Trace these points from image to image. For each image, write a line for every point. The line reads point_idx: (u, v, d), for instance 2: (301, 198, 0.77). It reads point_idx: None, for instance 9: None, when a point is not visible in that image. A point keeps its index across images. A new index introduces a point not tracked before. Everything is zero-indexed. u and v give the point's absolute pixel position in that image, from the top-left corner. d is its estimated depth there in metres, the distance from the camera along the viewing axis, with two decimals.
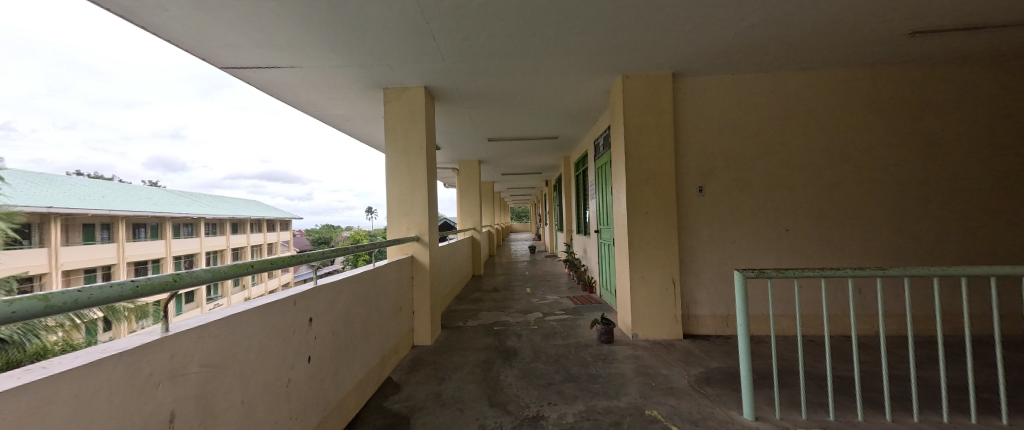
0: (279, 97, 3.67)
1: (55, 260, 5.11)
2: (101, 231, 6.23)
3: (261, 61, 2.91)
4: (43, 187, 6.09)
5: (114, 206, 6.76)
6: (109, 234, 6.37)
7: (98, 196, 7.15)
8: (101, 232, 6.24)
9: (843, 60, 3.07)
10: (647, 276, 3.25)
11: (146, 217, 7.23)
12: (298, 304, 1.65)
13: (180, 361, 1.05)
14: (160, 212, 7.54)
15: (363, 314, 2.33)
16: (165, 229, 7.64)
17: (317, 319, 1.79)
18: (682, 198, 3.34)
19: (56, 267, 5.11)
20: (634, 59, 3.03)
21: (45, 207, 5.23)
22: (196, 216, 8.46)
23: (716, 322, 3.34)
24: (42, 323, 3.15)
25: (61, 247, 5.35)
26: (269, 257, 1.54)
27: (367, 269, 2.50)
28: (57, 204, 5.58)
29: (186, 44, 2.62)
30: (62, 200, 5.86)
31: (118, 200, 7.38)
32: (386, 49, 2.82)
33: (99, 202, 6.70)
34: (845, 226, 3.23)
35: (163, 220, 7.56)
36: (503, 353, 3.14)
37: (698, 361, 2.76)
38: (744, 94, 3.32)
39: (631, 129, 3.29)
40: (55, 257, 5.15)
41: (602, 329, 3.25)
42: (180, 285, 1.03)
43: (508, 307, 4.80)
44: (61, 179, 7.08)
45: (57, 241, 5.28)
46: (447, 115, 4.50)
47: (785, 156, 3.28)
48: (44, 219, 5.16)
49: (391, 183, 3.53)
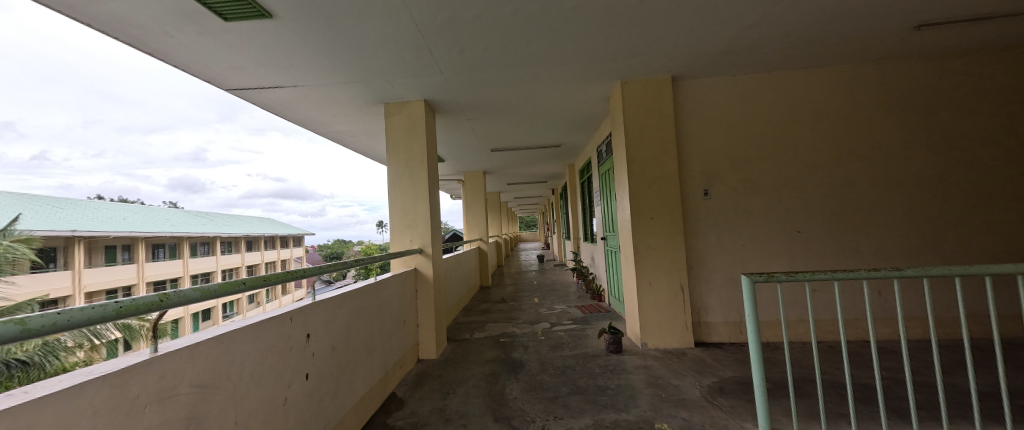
0: (284, 116, 3.75)
1: (78, 282, 5.48)
2: (122, 253, 6.48)
3: (264, 82, 2.98)
4: (66, 212, 6.35)
5: (134, 228, 7.01)
6: (129, 255, 6.65)
7: (119, 218, 7.41)
8: (121, 253, 6.48)
9: (847, 57, 3.01)
10: (655, 283, 3.17)
11: (165, 238, 7.47)
12: (295, 320, 1.64)
13: (168, 382, 1.05)
14: (179, 232, 7.73)
15: (363, 329, 2.30)
16: (183, 248, 7.86)
17: (315, 335, 1.78)
18: (688, 202, 3.27)
19: (78, 289, 5.47)
20: (633, 64, 3.03)
21: (69, 231, 5.47)
22: (212, 234, 8.65)
23: (729, 329, 3.23)
24: (63, 343, 3.26)
25: (84, 269, 5.61)
26: (264, 273, 1.48)
27: (369, 284, 2.49)
28: (81, 227, 5.83)
29: (193, 68, 2.71)
30: (85, 224, 6.11)
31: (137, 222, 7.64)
32: (385, 65, 2.87)
33: (120, 224, 6.94)
34: (859, 226, 3.11)
35: (181, 239, 7.75)
36: (509, 366, 3.07)
37: (711, 371, 2.65)
38: (747, 95, 3.27)
39: (632, 134, 3.26)
40: (78, 279, 5.51)
41: (610, 338, 3.18)
42: (167, 306, 1.02)
43: (515, 318, 4.74)
44: (84, 204, 7.39)
45: (80, 264, 5.60)
46: (449, 127, 4.55)
47: (792, 156, 3.19)
48: (68, 242, 5.39)
49: (393, 196, 3.55)
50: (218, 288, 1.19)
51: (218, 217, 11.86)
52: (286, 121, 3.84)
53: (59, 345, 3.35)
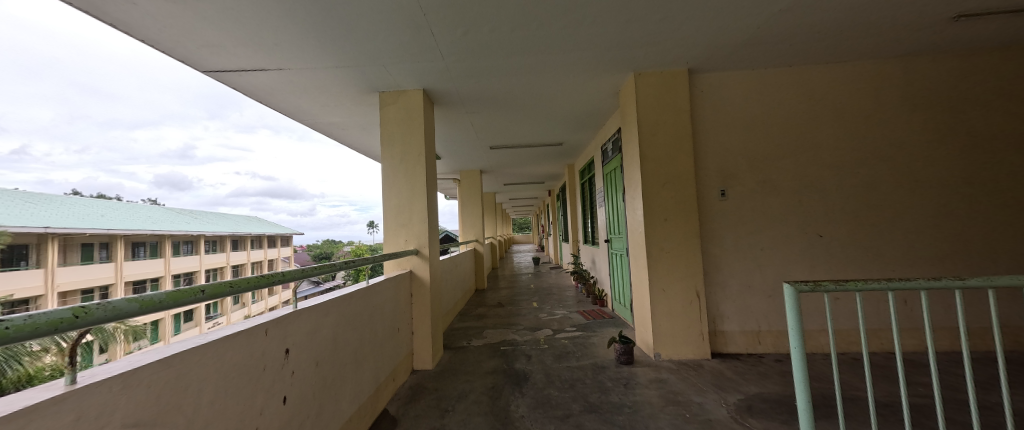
0: (268, 105, 3.46)
1: (51, 281, 5.03)
2: (99, 251, 6.12)
3: (246, 63, 2.69)
4: (38, 207, 5.98)
5: (112, 225, 6.63)
6: (108, 253, 6.30)
7: (95, 215, 7.02)
8: (99, 251, 6.14)
9: (873, 51, 2.84)
10: (669, 290, 2.96)
11: (146, 236, 7.09)
12: (271, 334, 1.36)
13: (91, 425, 0.78)
14: (160, 230, 7.33)
15: (352, 339, 2.03)
16: (165, 247, 7.46)
17: (295, 350, 1.50)
18: (704, 202, 3.07)
19: (51, 288, 4.99)
20: (649, 54, 2.82)
21: (42, 227, 5.14)
22: (197, 232, 8.24)
23: (747, 339, 3.02)
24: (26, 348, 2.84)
25: (58, 267, 5.32)
26: (230, 278, 1.18)
27: (360, 288, 2.22)
28: (54, 224, 5.48)
29: (163, 45, 2.41)
30: (59, 220, 5.75)
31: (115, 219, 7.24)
32: (379, 48, 2.61)
33: (96, 220, 6.54)
34: (883, 230, 2.95)
35: (164, 238, 7.37)
36: (512, 378, 2.82)
37: (734, 386, 2.44)
38: (765, 90, 3.09)
39: (645, 129, 3.05)
40: (50, 278, 5.08)
41: (620, 348, 2.94)
42: (87, 323, 0.74)
43: (515, 324, 4.49)
44: (59, 200, 7.00)
45: (53, 262, 5.26)
46: (447, 121, 4.30)
47: (814, 155, 3.02)
48: (41, 239, 5.07)
49: (387, 192, 3.27)
50: (164, 298, 0.90)
51: (203, 215, 11.40)
52: (270, 110, 3.55)
53: (26, 349, 2.96)
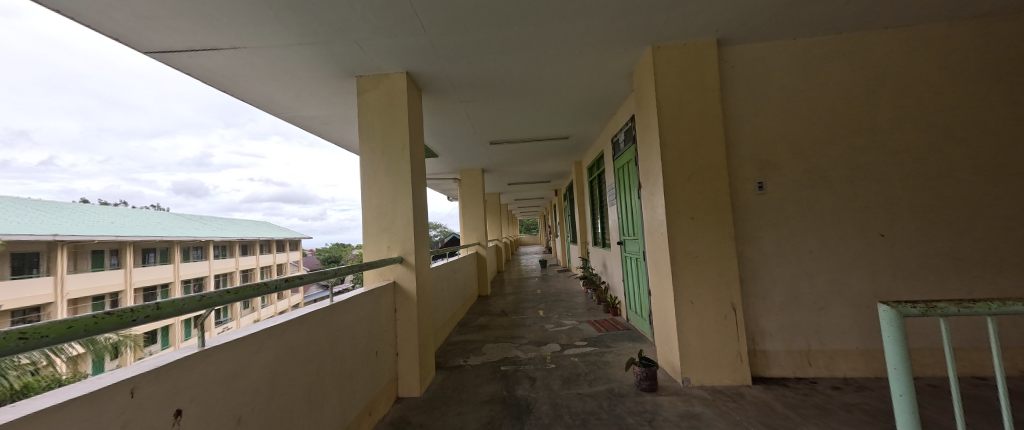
0: (235, 95, 3.07)
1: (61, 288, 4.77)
2: (110, 257, 5.79)
3: (192, 40, 2.28)
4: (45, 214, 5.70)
5: (123, 231, 6.29)
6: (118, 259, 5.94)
7: (105, 221, 6.71)
8: (110, 258, 5.81)
9: (946, 11, 2.33)
10: (699, 303, 2.48)
11: (155, 242, 6.81)
12: (140, 397, 0.92)
13: None
14: (168, 236, 7.06)
15: (304, 378, 1.60)
16: (175, 253, 7.08)
17: (194, 413, 1.07)
18: (738, 197, 2.58)
19: (61, 296, 4.77)
20: (671, 21, 2.34)
21: (51, 234, 4.72)
22: (204, 237, 7.87)
23: (793, 360, 2.53)
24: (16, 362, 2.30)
25: (67, 275, 4.95)
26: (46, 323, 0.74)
27: (319, 309, 1.79)
28: (64, 230, 5.11)
29: (88, 17, 2.01)
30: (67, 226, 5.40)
31: (124, 224, 6.97)
32: (346, 18, 2.17)
33: (105, 227, 6.20)
34: (960, 228, 2.43)
35: (173, 244, 7.01)
36: (512, 410, 2.36)
37: (789, 426, 1.95)
38: (809, 63, 2.59)
39: (667, 112, 2.58)
40: (61, 285, 4.79)
41: (642, 372, 2.46)
42: None
43: (519, 337, 4.04)
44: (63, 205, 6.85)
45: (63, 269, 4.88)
46: (439, 112, 3.88)
47: (870, 139, 2.52)
48: (50, 246, 4.67)
49: (366, 192, 2.85)
50: None
51: (209, 219, 11.19)
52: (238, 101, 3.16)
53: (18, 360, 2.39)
